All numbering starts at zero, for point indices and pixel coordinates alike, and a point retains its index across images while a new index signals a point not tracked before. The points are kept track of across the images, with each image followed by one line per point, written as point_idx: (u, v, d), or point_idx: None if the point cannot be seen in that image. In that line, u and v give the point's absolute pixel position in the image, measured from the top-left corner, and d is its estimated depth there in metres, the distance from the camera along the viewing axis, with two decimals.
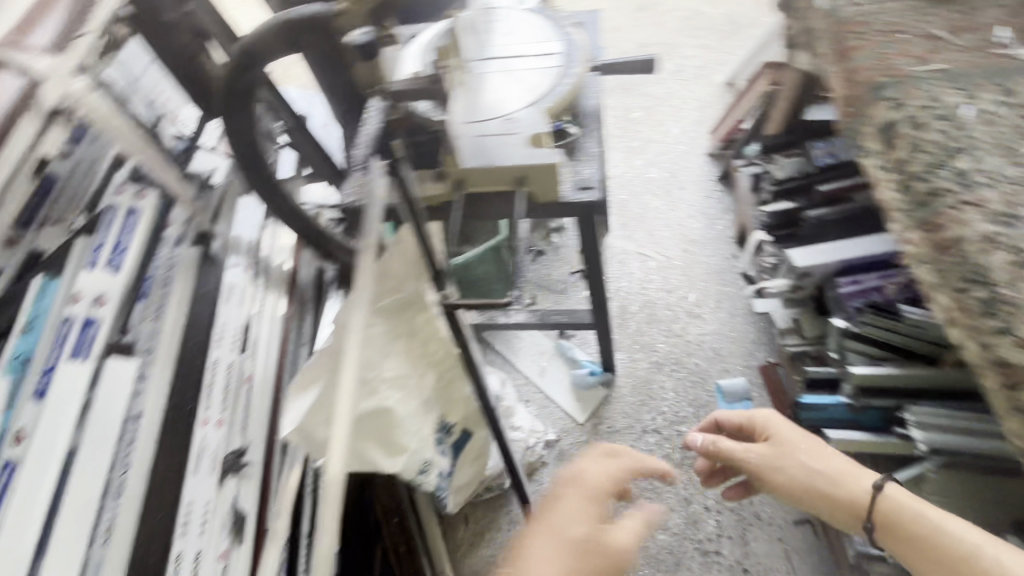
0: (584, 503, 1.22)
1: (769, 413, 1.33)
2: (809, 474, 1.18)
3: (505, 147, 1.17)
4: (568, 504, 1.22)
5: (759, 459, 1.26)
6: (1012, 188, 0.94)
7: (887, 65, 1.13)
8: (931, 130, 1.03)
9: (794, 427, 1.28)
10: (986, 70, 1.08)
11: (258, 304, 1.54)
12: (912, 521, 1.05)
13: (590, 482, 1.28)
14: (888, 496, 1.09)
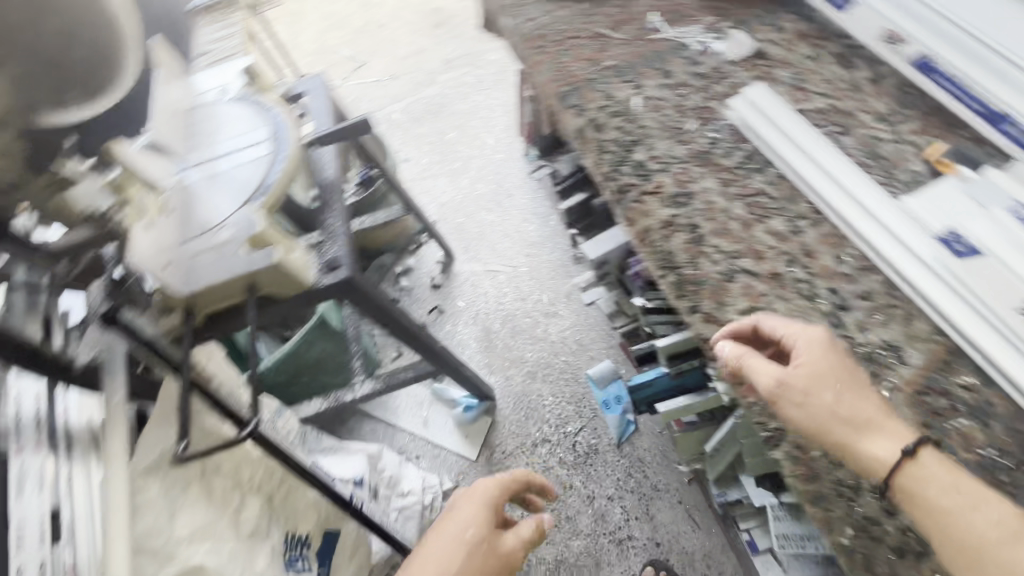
0: (452, 537, 1.05)
1: (808, 331, 0.76)
2: (821, 407, 0.70)
3: (221, 257, 1.09)
4: (432, 546, 1.05)
5: (789, 387, 0.72)
6: (682, 167, 0.99)
7: (565, 73, 1.16)
8: (611, 128, 1.07)
9: (841, 352, 0.74)
10: (646, 56, 1.15)
11: (66, 479, 1.02)
12: (943, 499, 0.63)
13: (462, 510, 1.11)
14: (914, 462, 0.65)
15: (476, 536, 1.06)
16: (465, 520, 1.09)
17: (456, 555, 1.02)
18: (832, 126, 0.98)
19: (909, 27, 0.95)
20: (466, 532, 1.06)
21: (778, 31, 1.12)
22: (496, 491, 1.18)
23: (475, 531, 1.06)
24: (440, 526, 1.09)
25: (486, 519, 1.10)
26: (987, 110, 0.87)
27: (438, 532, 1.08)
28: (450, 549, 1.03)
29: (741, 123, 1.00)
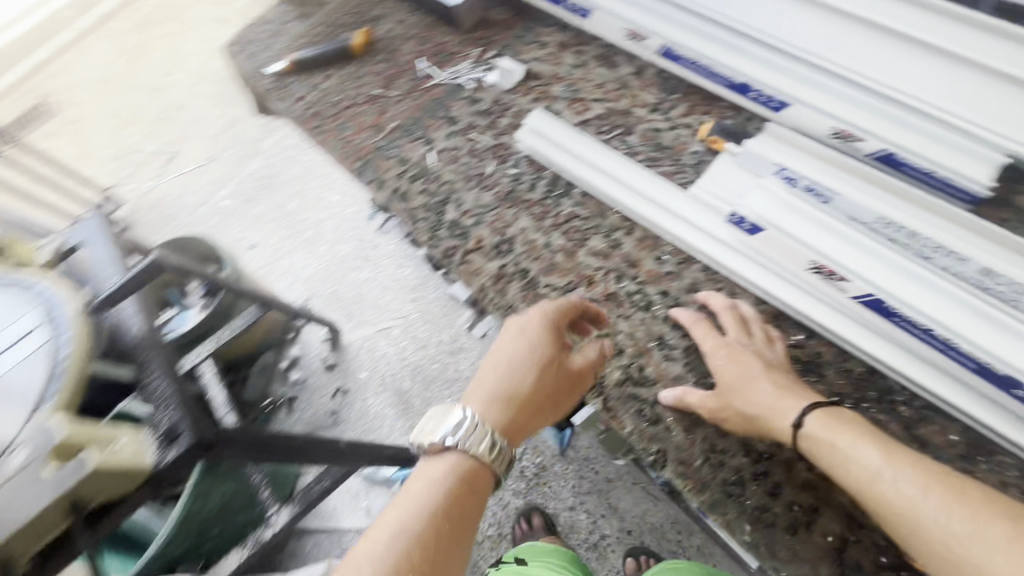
0: (518, 353, 0.79)
1: (714, 338, 0.78)
2: (741, 420, 0.72)
3: (20, 491, 0.91)
4: (496, 370, 0.79)
5: (715, 410, 0.73)
6: (494, 215, 0.97)
7: (354, 149, 1.10)
8: (416, 194, 1.03)
9: (745, 345, 0.77)
10: (427, 108, 1.11)
11: None
12: (827, 456, 0.65)
13: (518, 321, 0.81)
14: (805, 433, 0.67)
15: (541, 351, 0.79)
16: (525, 330, 0.80)
17: (525, 375, 0.78)
18: (615, 129, 1.01)
19: (647, 23, 1.00)
20: (528, 338, 0.79)
21: (541, 47, 1.12)
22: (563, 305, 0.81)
23: (540, 339, 0.79)
24: (500, 342, 0.81)
25: (552, 332, 0.80)
26: (734, 81, 0.93)
27: (502, 345, 0.81)
28: (518, 369, 0.78)
29: (533, 152, 1.00)
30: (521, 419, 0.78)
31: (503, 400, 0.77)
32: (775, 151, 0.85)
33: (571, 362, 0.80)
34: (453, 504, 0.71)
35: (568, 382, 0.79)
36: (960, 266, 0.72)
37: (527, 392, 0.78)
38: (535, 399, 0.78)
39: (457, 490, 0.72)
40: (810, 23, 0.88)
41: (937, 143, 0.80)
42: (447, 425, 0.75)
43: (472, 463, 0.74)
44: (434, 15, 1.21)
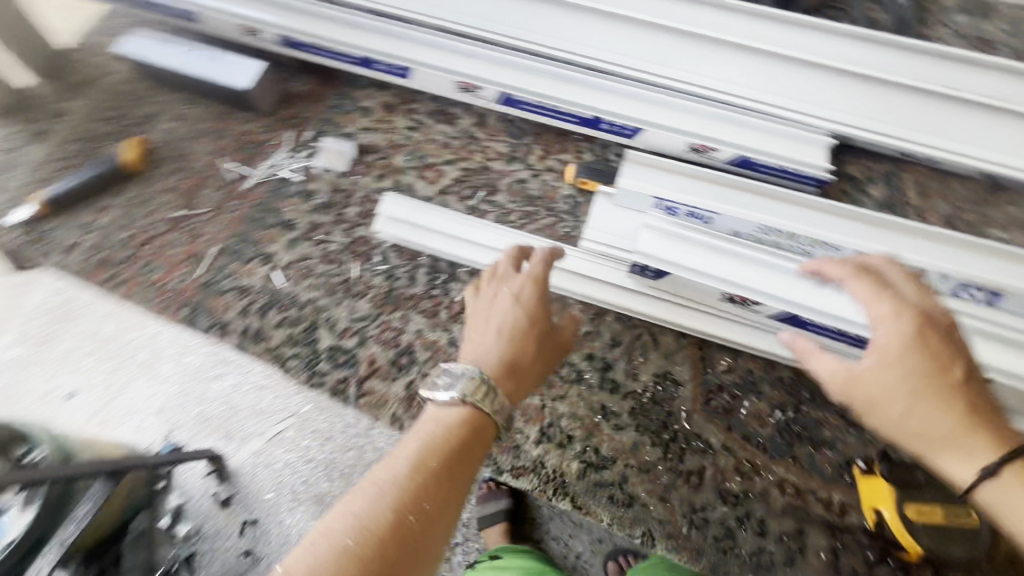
0: (512, 310, 0.69)
1: (902, 321, 0.52)
2: (888, 422, 0.52)
3: None
4: (489, 329, 0.68)
5: (857, 399, 0.53)
6: (379, 325, 0.83)
7: (172, 296, 0.86)
8: (275, 328, 0.84)
9: (937, 343, 0.52)
10: (250, 218, 0.91)
11: None
12: (1010, 518, 0.47)
13: (507, 283, 0.72)
14: (995, 488, 0.47)
15: (534, 311, 0.69)
16: (515, 289, 0.71)
17: (523, 335, 0.67)
18: (479, 191, 0.92)
19: (474, 71, 0.91)
20: (519, 299, 0.70)
21: (365, 114, 0.98)
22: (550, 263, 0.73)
23: (534, 295, 0.70)
24: (489, 300, 0.71)
25: (540, 288, 0.71)
26: (585, 115, 0.89)
27: (494, 301, 0.71)
28: (514, 327, 0.68)
29: (399, 241, 0.87)
30: (525, 384, 0.66)
31: (507, 362, 0.66)
32: (647, 183, 0.83)
33: (556, 326, 0.72)
34: (463, 445, 0.60)
35: (555, 349, 0.70)
36: (837, 254, 0.77)
37: (527, 352, 0.67)
38: (535, 365, 0.68)
39: (468, 431, 0.60)
40: (636, 41, 0.90)
41: (775, 136, 0.86)
42: (459, 384, 0.62)
43: (478, 418, 0.62)
44: (221, 101, 0.99)
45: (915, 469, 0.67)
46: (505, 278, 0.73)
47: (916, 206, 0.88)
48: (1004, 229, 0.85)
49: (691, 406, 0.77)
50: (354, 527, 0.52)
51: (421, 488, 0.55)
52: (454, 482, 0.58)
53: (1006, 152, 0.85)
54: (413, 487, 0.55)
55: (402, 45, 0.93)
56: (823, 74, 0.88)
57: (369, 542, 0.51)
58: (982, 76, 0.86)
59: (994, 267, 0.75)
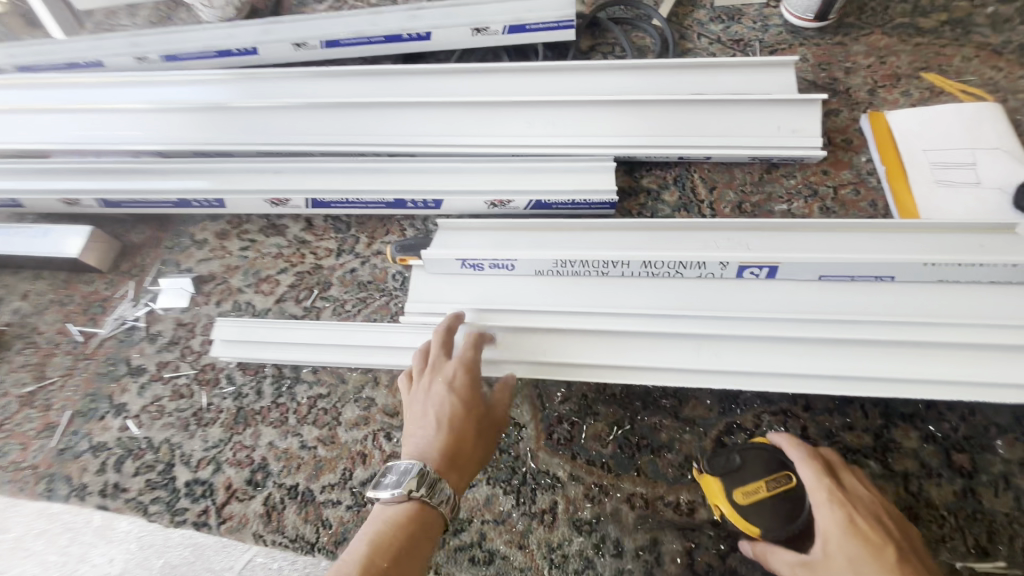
0: (446, 399, 0.72)
1: (837, 514, 0.61)
2: None
3: None
4: (427, 421, 0.70)
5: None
6: (233, 447, 0.84)
7: (28, 473, 0.86)
8: (131, 477, 0.84)
9: (864, 526, 0.59)
10: (100, 373, 0.93)
11: None
12: None
13: (436, 366, 0.76)
14: None
15: (461, 393, 0.72)
16: (449, 377, 0.74)
17: (461, 425, 0.70)
18: (313, 291, 0.96)
19: (283, 187, 0.99)
20: (454, 386, 0.73)
21: (200, 247, 1.03)
22: (473, 341, 0.77)
23: (466, 383, 0.73)
24: (424, 391, 0.73)
25: (472, 372, 0.75)
26: (391, 200, 0.96)
27: (430, 391, 0.74)
28: (450, 418, 0.70)
29: (241, 360, 0.90)
30: (465, 470, 0.69)
31: (448, 454, 0.68)
32: (449, 247, 0.88)
33: (490, 403, 0.75)
34: (411, 538, 0.63)
35: (489, 428, 0.74)
36: (627, 269, 0.82)
37: (466, 441, 0.70)
38: (476, 450, 0.71)
39: (415, 526, 0.64)
40: (430, 122, 1.01)
41: (563, 173, 0.95)
42: (404, 484, 0.65)
43: (427, 511, 0.65)
44: (63, 270, 1.04)
45: (734, 453, 0.70)
46: (438, 366, 0.76)
47: (706, 201, 0.95)
48: (786, 202, 0.93)
49: (534, 445, 0.78)
50: None
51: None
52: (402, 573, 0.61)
53: (763, 135, 0.93)
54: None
55: (216, 180, 1.01)
56: (591, 108, 0.98)
57: None
58: (723, 75, 0.99)
59: (766, 244, 0.81)
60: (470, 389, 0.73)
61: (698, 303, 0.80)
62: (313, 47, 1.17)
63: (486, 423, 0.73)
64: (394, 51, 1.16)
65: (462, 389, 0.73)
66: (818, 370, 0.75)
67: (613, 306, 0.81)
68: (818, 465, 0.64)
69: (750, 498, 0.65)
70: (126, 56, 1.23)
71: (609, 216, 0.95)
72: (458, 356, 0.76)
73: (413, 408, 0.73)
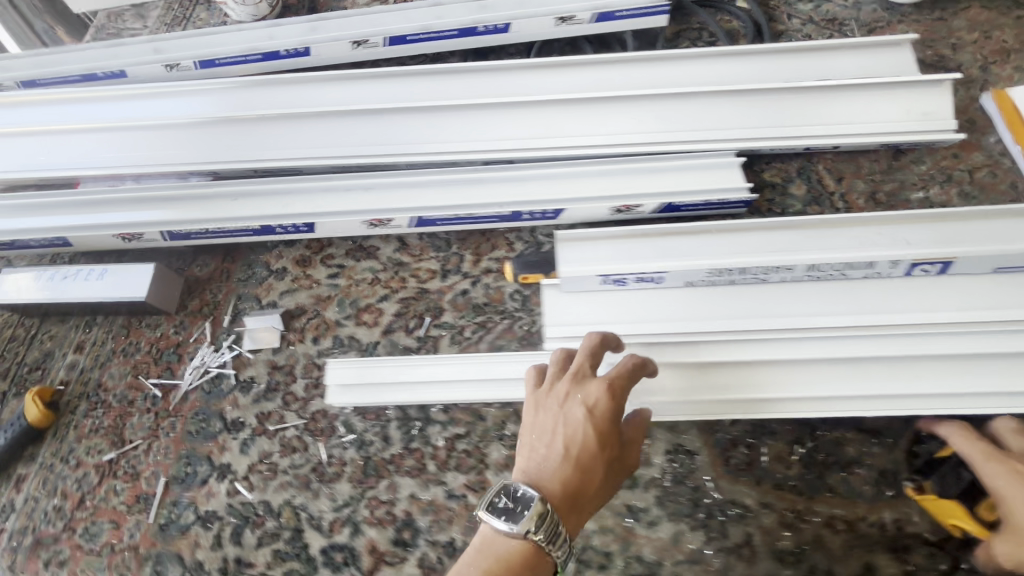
0: (582, 423, 0.64)
1: (999, 468, 0.62)
2: None
3: None
4: (557, 441, 0.63)
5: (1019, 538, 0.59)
6: (369, 504, 0.75)
7: (126, 556, 0.75)
8: (254, 549, 0.74)
9: None
10: (190, 432, 0.81)
11: None
12: None
13: (578, 382, 0.67)
14: None
15: (599, 423, 0.63)
16: (590, 397, 0.65)
17: (592, 460, 0.62)
18: (424, 319, 0.87)
19: (379, 206, 0.88)
20: (592, 410, 0.64)
21: (281, 277, 0.92)
22: (624, 368, 0.67)
23: (608, 411, 0.64)
24: (559, 405, 0.66)
25: (614, 399, 0.65)
26: (505, 212, 0.88)
27: (564, 406, 0.66)
28: (582, 447, 0.63)
29: (359, 405, 0.80)
30: (585, 508, 0.62)
31: (571, 486, 0.61)
32: (584, 262, 0.80)
33: (624, 439, 0.66)
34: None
35: (616, 467, 0.65)
36: (789, 274, 0.76)
37: (592, 476, 0.62)
38: (599, 492, 0.63)
39: (527, 565, 0.57)
40: (532, 124, 0.92)
41: (689, 173, 0.88)
42: (529, 523, 0.57)
43: (542, 554, 0.57)
44: (121, 313, 0.90)
45: (958, 468, 0.67)
46: (578, 381, 0.67)
47: (837, 193, 0.90)
48: (921, 188, 0.88)
49: (713, 472, 0.73)
50: None
51: None
52: None
53: (894, 120, 0.88)
54: None
55: (297, 202, 0.89)
56: (710, 100, 0.91)
57: None
58: (840, 58, 0.93)
59: (929, 236, 0.77)
60: (607, 420, 0.64)
61: (869, 307, 0.75)
62: (375, 45, 1.05)
63: (614, 460, 0.64)
64: (466, 46, 1.06)
65: (600, 417, 0.64)
66: (1011, 374, 0.71)
67: (780, 316, 0.76)
68: (966, 435, 0.67)
69: (998, 515, 0.63)
70: (155, 64, 1.08)
71: (739, 215, 0.89)
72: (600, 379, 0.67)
73: (540, 420, 0.66)
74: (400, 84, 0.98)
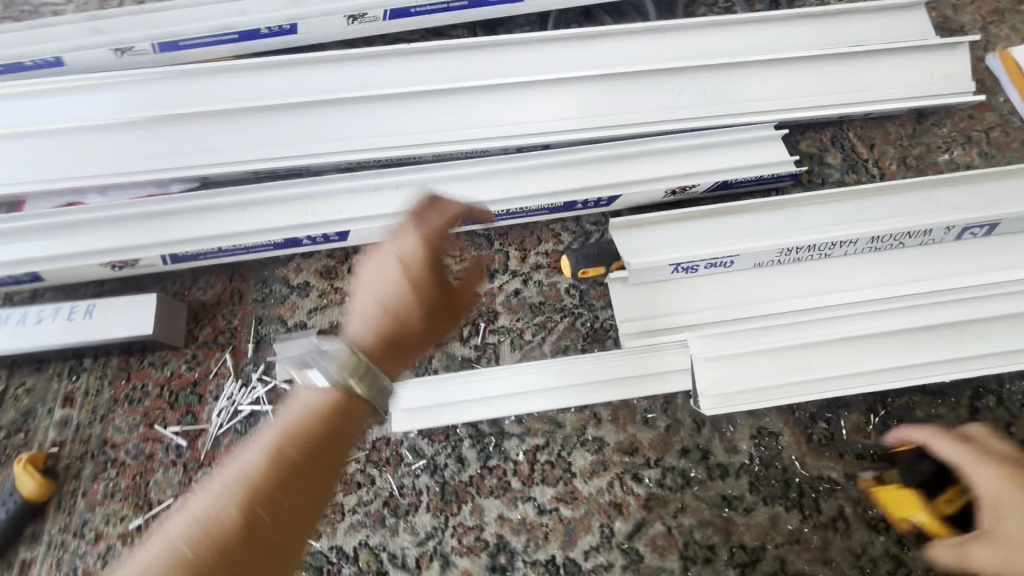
0: (394, 276, 0.53)
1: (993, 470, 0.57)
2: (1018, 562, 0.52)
3: None
4: (368, 295, 0.53)
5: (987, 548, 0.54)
6: (455, 532, 0.70)
7: None
8: None
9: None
10: None
11: None
12: None
13: (393, 233, 0.55)
14: None
15: (416, 272, 0.53)
16: (399, 249, 0.54)
17: (411, 305, 0.53)
18: (478, 325, 0.80)
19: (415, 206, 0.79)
20: (399, 261, 0.53)
21: (305, 293, 0.81)
22: (445, 217, 0.55)
23: (420, 260, 0.53)
24: (374, 258, 0.54)
25: (430, 250, 0.54)
26: (557, 204, 0.82)
27: (374, 260, 0.55)
28: (397, 298, 0.53)
29: (426, 428, 0.73)
30: (405, 357, 0.54)
31: (386, 339, 0.53)
32: (652, 251, 0.76)
33: (451, 287, 0.56)
34: (337, 430, 0.49)
35: (443, 317, 0.55)
36: (853, 247, 0.76)
37: (411, 326, 0.53)
38: (423, 335, 0.55)
39: (338, 417, 0.49)
40: (569, 104, 0.85)
41: (736, 149, 0.85)
42: (335, 367, 0.49)
43: (353, 405, 0.50)
44: (116, 354, 0.77)
45: (919, 460, 0.65)
46: (397, 230, 0.55)
47: (870, 159, 0.91)
48: (945, 151, 0.92)
49: (799, 451, 0.73)
50: (200, 529, 0.42)
51: (270, 482, 0.45)
52: (321, 476, 0.47)
53: (920, 84, 0.90)
54: (260, 478, 0.45)
55: (321, 207, 0.79)
56: (748, 70, 0.88)
57: (223, 542, 0.42)
58: (864, 22, 0.92)
59: (972, 199, 0.80)
60: (426, 266, 0.53)
61: (924, 273, 0.77)
62: (373, 19, 0.93)
63: (440, 307, 0.55)
64: (476, 17, 0.96)
65: (420, 263, 0.53)
66: None
67: (847, 289, 0.76)
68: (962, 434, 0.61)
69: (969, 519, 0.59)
70: (100, 47, 0.89)
71: (783, 188, 0.89)
72: (425, 222, 0.54)
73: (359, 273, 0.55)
74: (411, 60, 0.86)
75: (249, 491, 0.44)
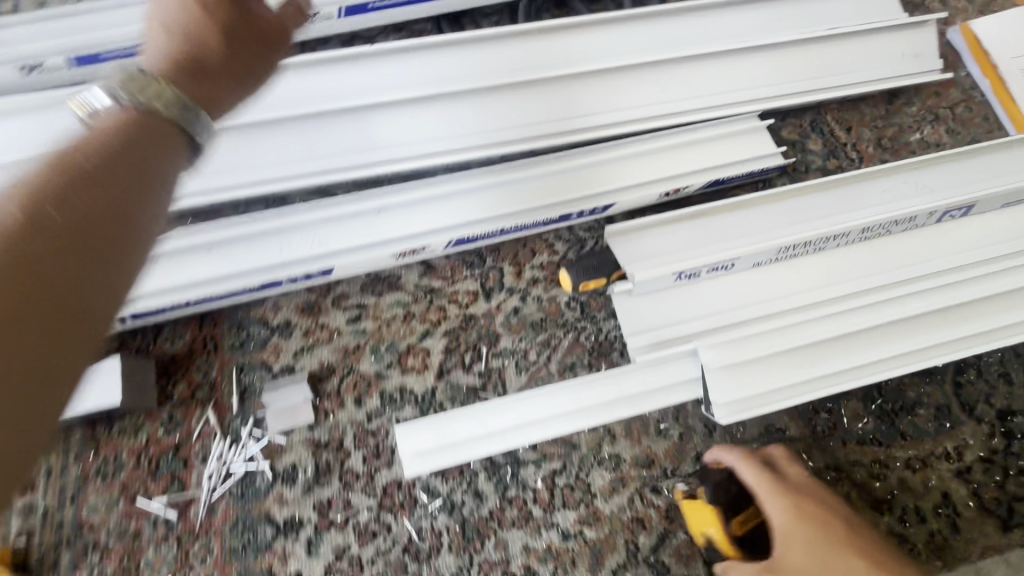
0: None
1: (785, 503, 0.63)
2: None
3: None
4: (158, 22, 0.48)
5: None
6: (482, 569, 0.68)
7: None
8: None
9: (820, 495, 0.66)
10: (236, 550, 0.67)
11: None
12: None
13: None
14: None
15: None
16: None
17: (204, 26, 0.47)
18: (479, 349, 0.76)
19: (401, 232, 0.73)
20: None
21: (287, 334, 0.75)
22: None
23: None
24: None
25: None
26: (553, 217, 0.78)
27: None
28: (187, 18, 0.47)
29: (441, 467, 0.70)
30: (218, 89, 0.48)
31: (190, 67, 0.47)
32: (653, 260, 0.74)
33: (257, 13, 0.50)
34: (140, 142, 0.42)
35: (256, 44, 0.50)
36: (847, 238, 0.77)
37: (215, 44, 0.48)
38: (226, 66, 0.49)
39: (141, 130, 0.43)
40: (554, 105, 0.80)
41: (725, 144, 0.84)
42: (117, 83, 0.43)
43: (153, 123, 0.43)
44: (80, 424, 0.68)
45: (723, 484, 0.66)
46: None
47: (849, 143, 0.92)
48: (916, 130, 0.93)
49: (806, 444, 0.75)
50: None
51: (50, 189, 0.37)
52: (131, 174, 0.40)
53: (890, 66, 0.91)
54: (32, 189, 0.36)
55: (296, 241, 0.72)
56: (731, 59, 0.85)
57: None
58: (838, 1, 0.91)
59: (947, 182, 0.82)
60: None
61: (910, 258, 0.79)
62: (326, 18, 0.83)
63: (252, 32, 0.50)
64: (440, 11, 0.88)
65: None
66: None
67: (842, 281, 0.78)
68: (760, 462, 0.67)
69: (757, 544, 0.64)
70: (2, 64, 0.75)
71: (770, 179, 0.88)
72: None
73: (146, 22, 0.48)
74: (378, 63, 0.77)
75: (29, 191, 0.36)
